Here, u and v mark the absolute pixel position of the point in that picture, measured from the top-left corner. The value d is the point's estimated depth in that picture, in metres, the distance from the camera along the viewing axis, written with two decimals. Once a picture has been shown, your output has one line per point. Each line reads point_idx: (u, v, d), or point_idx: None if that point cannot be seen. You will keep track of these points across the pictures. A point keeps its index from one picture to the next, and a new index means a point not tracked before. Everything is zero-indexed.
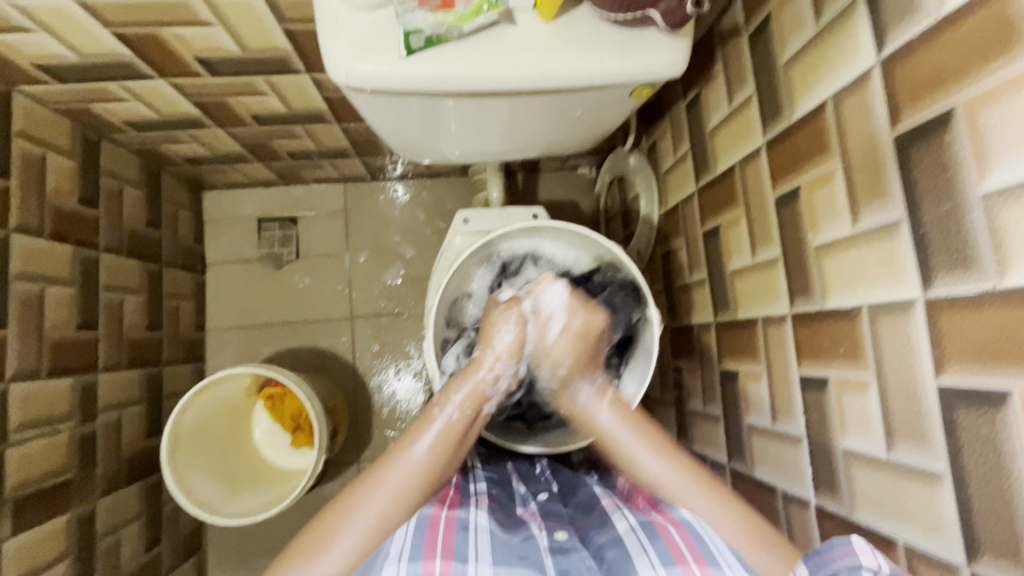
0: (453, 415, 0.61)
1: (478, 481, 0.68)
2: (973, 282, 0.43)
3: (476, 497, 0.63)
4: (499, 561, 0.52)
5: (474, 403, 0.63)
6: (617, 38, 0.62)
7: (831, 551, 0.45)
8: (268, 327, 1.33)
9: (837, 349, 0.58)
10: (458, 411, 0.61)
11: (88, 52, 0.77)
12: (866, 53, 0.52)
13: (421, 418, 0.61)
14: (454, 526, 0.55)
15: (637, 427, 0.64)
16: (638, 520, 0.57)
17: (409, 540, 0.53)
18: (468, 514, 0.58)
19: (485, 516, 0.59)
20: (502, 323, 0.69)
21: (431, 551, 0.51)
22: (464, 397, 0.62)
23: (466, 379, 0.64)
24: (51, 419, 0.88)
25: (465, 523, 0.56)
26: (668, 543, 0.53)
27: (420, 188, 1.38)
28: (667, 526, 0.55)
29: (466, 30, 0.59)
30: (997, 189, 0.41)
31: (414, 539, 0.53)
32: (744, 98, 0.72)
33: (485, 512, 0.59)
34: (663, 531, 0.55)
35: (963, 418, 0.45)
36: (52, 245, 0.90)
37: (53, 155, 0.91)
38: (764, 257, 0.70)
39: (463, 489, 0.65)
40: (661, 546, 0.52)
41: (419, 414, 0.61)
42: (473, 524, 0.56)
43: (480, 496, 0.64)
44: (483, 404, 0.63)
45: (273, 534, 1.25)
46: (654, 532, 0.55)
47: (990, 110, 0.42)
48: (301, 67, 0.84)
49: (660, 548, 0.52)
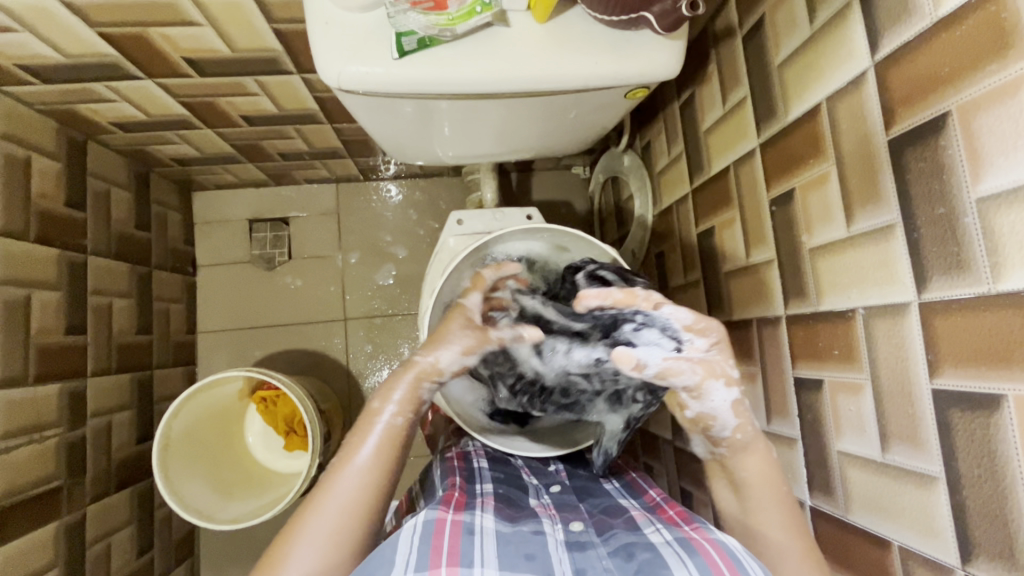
0: (392, 419, 0.63)
1: (485, 481, 0.68)
2: (966, 287, 0.44)
3: (482, 498, 0.62)
4: (507, 566, 0.50)
5: (413, 405, 0.64)
6: (611, 39, 0.62)
7: None
8: (260, 329, 1.32)
9: (832, 351, 0.58)
10: (396, 415, 0.63)
11: (72, 52, 0.76)
12: (859, 56, 0.53)
13: (360, 427, 0.63)
14: (459, 531, 0.53)
15: (777, 497, 0.61)
16: (673, 535, 0.55)
17: (416, 549, 0.51)
18: (474, 518, 0.56)
19: (491, 519, 0.57)
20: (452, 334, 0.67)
21: (437, 560, 0.49)
22: (402, 400, 0.64)
23: (398, 380, 0.65)
24: (38, 427, 0.86)
25: (472, 527, 0.55)
26: (707, 558, 0.50)
27: (413, 188, 1.37)
28: (703, 541, 0.53)
29: (459, 32, 0.58)
30: (990, 193, 0.41)
31: (421, 548, 0.50)
32: (738, 99, 0.72)
33: (491, 515, 0.58)
34: (700, 546, 0.52)
35: (957, 421, 0.45)
36: (37, 249, 0.89)
37: (39, 157, 0.90)
38: (758, 259, 0.70)
39: (469, 490, 0.65)
40: (700, 562, 0.50)
41: (358, 422, 0.63)
42: (479, 527, 0.55)
43: (486, 497, 0.63)
44: (422, 404, 0.65)
45: (267, 538, 1.24)
46: (691, 547, 0.52)
47: (984, 114, 0.42)
48: (292, 67, 0.83)
49: (699, 563, 0.50)
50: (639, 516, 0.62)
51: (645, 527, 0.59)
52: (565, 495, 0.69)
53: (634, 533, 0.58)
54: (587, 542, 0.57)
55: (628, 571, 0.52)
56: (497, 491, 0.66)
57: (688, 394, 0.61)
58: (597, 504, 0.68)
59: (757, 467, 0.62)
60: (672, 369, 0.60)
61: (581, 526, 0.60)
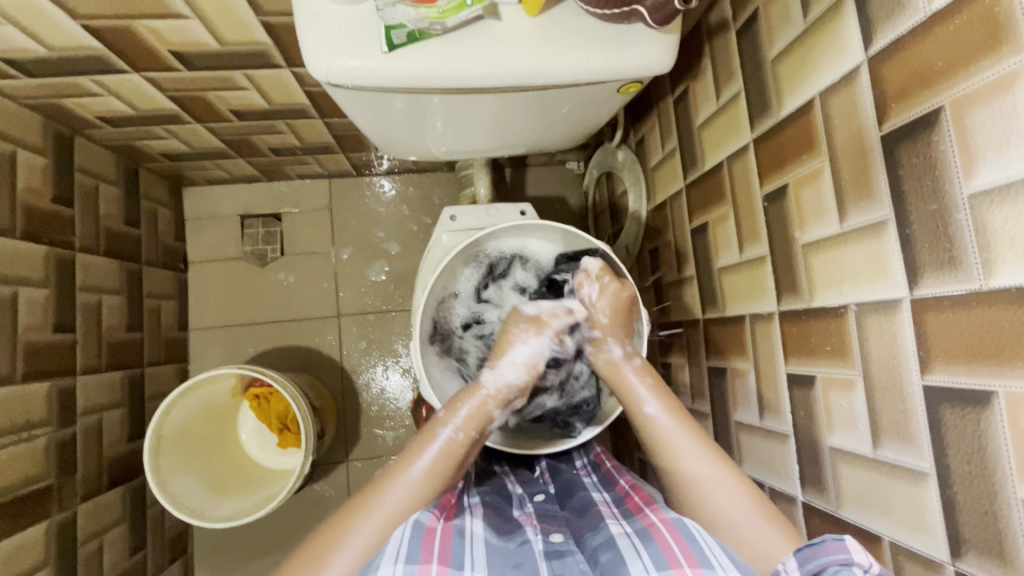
0: (456, 434, 0.63)
1: (471, 493, 0.67)
2: (958, 283, 0.43)
3: (471, 507, 0.62)
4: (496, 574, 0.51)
5: (478, 424, 0.64)
6: (604, 32, 0.61)
7: (823, 548, 0.46)
8: (253, 325, 1.31)
9: (824, 347, 0.58)
10: (461, 432, 0.63)
11: (57, 45, 0.75)
12: (852, 51, 0.52)
13: (423, 436, 0.63)
14: (450, 533, 0.54)
15: (683, 426, 0.63)
16: (632, 527, 0.56)
17: (408, 542, 0.51)
18: (464, 522, 0.57)
19: (480, 523, 0.58)
20: (519, 339, 0.70)
21: (428, 556, 0.50)
22: (469, 416, 0.64)
23: (466, 396, 0.65)
24: (27, 425, 0.86)
25: (463, 529, 0.55)
26: (662, 545, 0.51)
27: (406, 183, 1.36)
28: (660, 527, 0.54)
29: (450, 25, 0.58)
30: (982, 188, 0.41)
31: (412, 540, 0.51)
32: (732, 94, 0.72)
33: (480, 520, 0.58)
34: (655, 533, 0.53)
35: (948, 417, 0.45)
36: (24, 246, 0.87)
37: (24, 152, 0.88)
38: (752, 254, 0.70)
39: (459, 498, 0.64)
40: (654, 550, 0.51)
41: (421, 431, 0.63)
42: (469, 532, 0.55)
43: (475, 506, 0.63)
44: (487, 424, 0.65)
45: (261, 535, 1.24)
46: (648, 537, 0.53)
47: (976, 111, 0.41)
48: (282, 61, 0.81)
49: (653, 552, 0.51)
50: (604, 510, 0.63)
51: (605, 520, 0.60)
52: (548, 504, 0.69)
53: (596, 530, 0.58)
54: (565, 551, 0.56)
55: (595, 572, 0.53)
56: (484, 500, 0.66)
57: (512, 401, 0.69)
58: (575, 504, 0.68)
59: (658, 402, 0.65)
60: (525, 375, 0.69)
61: (560, 537, 0.59)
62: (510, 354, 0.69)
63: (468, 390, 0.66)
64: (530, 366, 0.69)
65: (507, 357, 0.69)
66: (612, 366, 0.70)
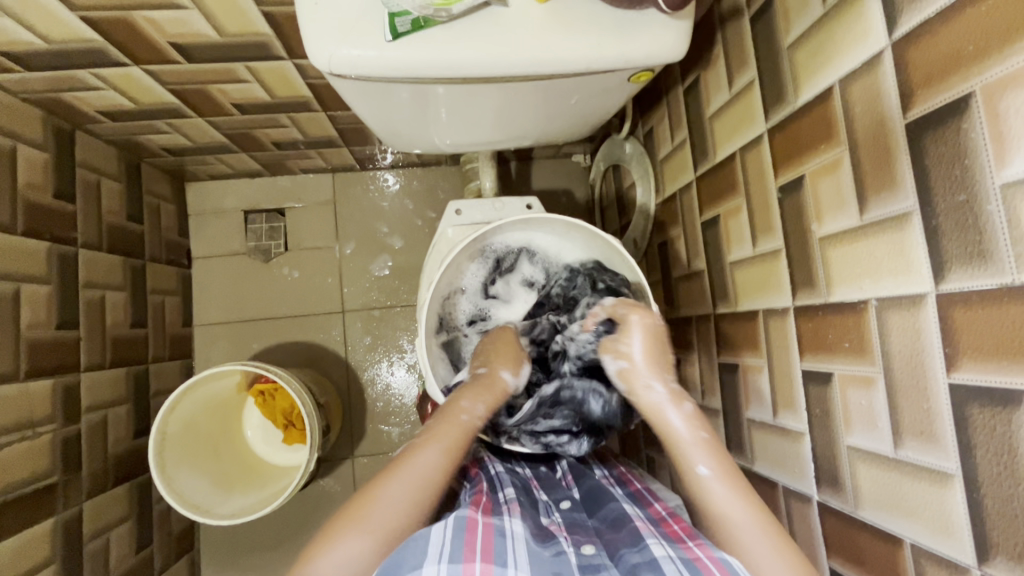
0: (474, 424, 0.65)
1: (506, 488, 0.66)
2: (989, 277, 0.41)
3: (508, 506, 0.60)
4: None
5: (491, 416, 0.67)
6: (614, 18, 0.59)
7: None
8: (257, 321, 1.30)
9: (842, 343, 0.56)
10: (477, 416, 0.65)
11: (55, 37, 0.73)
12: (875, 36, 0.50)
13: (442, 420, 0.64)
14: (492, 532, 0.53)
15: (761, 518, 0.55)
16: (676, 552, 0.52)
17: (449, 541, 0.50)
18: (503, 521, 0.56)
19: (520, 524, 0.56)
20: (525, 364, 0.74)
21: (471, 555, 0.49)
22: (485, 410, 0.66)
23: (486, 388, 0.68)
24: (32, 422, 0.85)
25: (504, 529, 0.54)
26: None
27: (411, 177, 1.34)
28: (708, 560, 0.50)
29: (455, 12, 0.56)
30: (1015, 178, 0.39)
31: (454, 541, 0.50)
32: (745, 83, 0.70)
33: (520, 520, 0.57)
34: (702, 564, 0.50)
35: (976, 417, 0.43)
36: (25, 241, 0.86)
37: (24, 146, 0.87)
38: (765, 248, 0.68)
39: (494, 498, 0.63)
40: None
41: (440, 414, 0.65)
42: (510, 531, 0.54)
43: (511, 505, 0.61)
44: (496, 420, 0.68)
45: (267, 531, 1.24)
46: (693, 567, 0.50)
47: (1010, 96, 0.39)
48: (283, 52, 0.80)
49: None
50: (643, 527, 0.59)
51: (647, 538, 0.56)
52: (574, 512, 0.67)
53: (636, 548, 0.55)
54: (600, 566, 0.54)
55: None
56: (519, 498, 0.64)
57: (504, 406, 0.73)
58: (607, 516, 0.65)
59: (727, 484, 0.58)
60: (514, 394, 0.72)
61: (592, 549, 0.57)
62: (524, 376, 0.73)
63: (480, 381, 0.69)
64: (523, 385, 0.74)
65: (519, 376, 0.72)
66: (658, 406, 0.65)
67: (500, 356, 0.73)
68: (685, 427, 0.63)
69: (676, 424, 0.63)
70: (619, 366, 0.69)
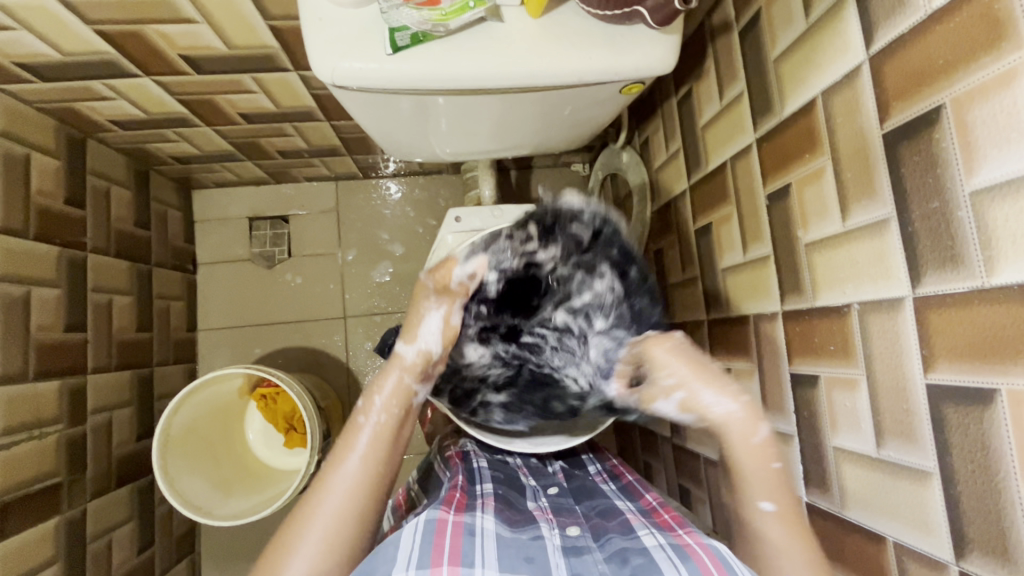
0: (381, 419, 0.65)
1: (484, 482, 0.68)
2: (962, 281, 0.43)
3: (482, 500, 0.62)
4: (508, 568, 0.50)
5: (400, 402, 0.67)
6: (605, 33, 0.61)
7: None
8: (260, 327, 1.33)
9: (828, 346, 0.58)
10: (381, 413, 0.65)
11: (70, 50, 0.76)
12: (854, 51, 0.52)
13: (348, 431, 0.65)
14: (461, 531, 0.53)
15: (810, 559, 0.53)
16: (666, 539, 0.55)
17: (418, 547, 0.51)
18: (475, 518, 0.56)
19: (491, 520, 0.57)
20: (430, 309, 0.72)
21: (438, 559, 0.49)
22: (388, 398, 0.66)
23: (385, 379, 0.68)
24: (39, 422, 0.87)
25: (473, 528, 0.54)
26: (700, 564, 0.49)
27: (412, 186, 1.37)
28: (697, 547, 0.52)
29: (453, 26, 0.58)
30: (984, 186, 0.41)
31: (423, 545, 0.51)
32: (735, 95, 0.72)
33: (491, 516, 0.58)
34: (692, 551, 0.51)
35: (952, 416, 0.45)
36: (36, 246, 0.89)
37: (38, 154, 0.90)
38: (755, 255, 0.70)
39: (469, 491, 0.64)
40: (692, 566, 0.49)
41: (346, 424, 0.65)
42: (480, 529, 0.55)
43: (486, 499, 0.63)
44: (410, 399, 0.68)
45: (267, 535, 1.25)
46: (684, 552, 0.52)
47: (977, 108, 0.41)
48: (289, 65, 0.83)
49: (691, 568, 0.49)
50: (633, 519, 0.62)
51: (638, 529, 0.59)
52: (561, 498, 0.71)
53: (627, 536, 0.58)
54: (583, 547, 0.57)
55: None
56: (497, 491, 0.66)
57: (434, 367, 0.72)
58: (595, 506, 0.69)
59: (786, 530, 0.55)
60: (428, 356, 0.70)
61: (576, 531, 0.61)
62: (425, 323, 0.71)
63: (383, 371, 0.69)
64: (445, 333, 0.72)
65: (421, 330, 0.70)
66: (722, 425, 0.61)
67: (400, 328, 0.73)
68: (756, 450, 0.58)
69: (744, 453, 0.59)
70: (683, 394, 0.63)
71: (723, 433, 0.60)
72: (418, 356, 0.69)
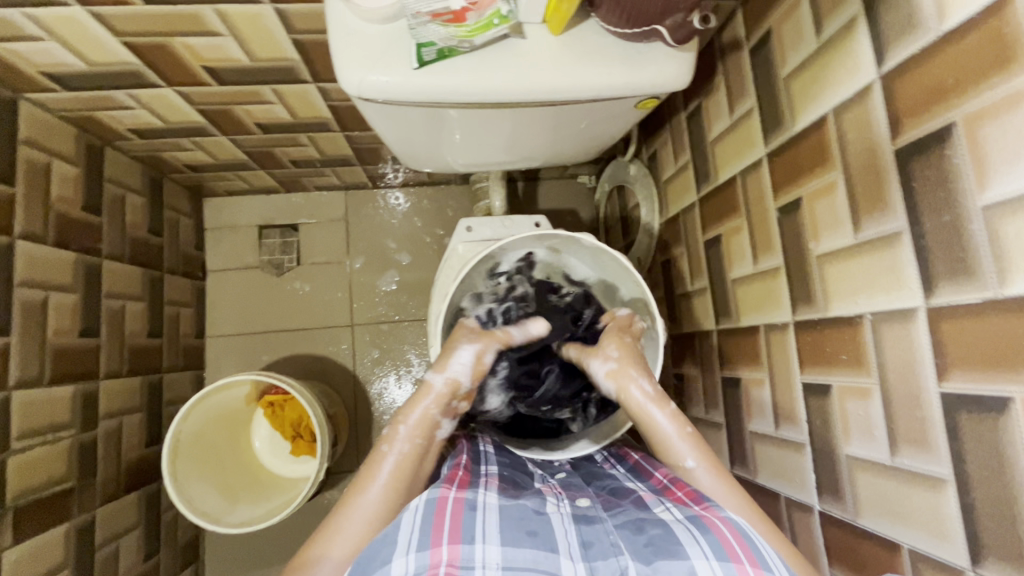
0: (404, 448, 0.66)
1: (488, 463, 0.70)
2: (974, 292, 0.45)
3: (485, 478, 0.64)
4: (509, 541, 0.52)
5: (424, 432, 0.68)
6: (623, 50, 0.63)
7: None
8: (269, 334, 1.33)
9: (840, 356, 0.59)
10: (407, 442, 0.66)
11: (96, 60, 0.78)
12: (865, 70, 0.54)
13: (371, 458, 0.65)
14: (461, 508, 0.55)
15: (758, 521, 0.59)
16: (684, 513, 0.57)
17: (419, 528, 0.52)
18: (477, 495, 0.58)
19: (494, 496, 0.59)
20: (462, 344, 0.73)
21: (439, 537, 0.51)
22: (413, 428, 0.67)
23: (417, 402, 0.69)
24: (53, 427, 0.87)
25: (475, 503, 0.56)
26: (719, 535, 0.51)
27: (420, 196, 1.39)
28: (715, 518, 0.54)
29: (477, 43, 0.60)
30: (995, 201, 0.43)
31: (423, 526, 0.52)
32: (745, 110, 0.74)
33: (494, 493, 0.59)
34: (711, 523, 0.53)
35: (966, 424, 0.46)
36: (54, 252, 0.90)
37: (59, 161, 0.92)
38: (765, 266, 0.71)
39: (473, 470, 0.66)
40: (712, 539, 0.51)
41: (369, 452, 0.66)
42: (481, 504, 0.56)
43: (489, 478, 0.64)
44: (435, 429, 0.69)
45: (272, 543, 1.24)
46: (703, 524, 0.54)
47: (989, 125, 0.43)
48: (309, 76, 0.85)
49: (711, 540, 0.51)
50: (648, 496, 0.63)
51: (654, 505, 0.60)
52: (571, 478, 0.72)
53: (643, 510, 0.60)
54: (594, 516, 0.59)
55: (638, 543, 0.53)
56: (501, 472, 0.68)
57: (462, 400, 0.72)
58: (604, 486, 0.71)
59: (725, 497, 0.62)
60: (457, 385, 0.71)
61: (587, 502, 0.62)
62: (455, 354, 0.72)
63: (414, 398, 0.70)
64: (474, 368, 0.72)
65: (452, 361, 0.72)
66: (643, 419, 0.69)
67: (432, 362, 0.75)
68: (671, 424, 0.67)
69: (663, 425, 0.68)
70: (609, 367, 0.72)
71: (641, 411, 0.69)
72: (446, 386, 0.70)
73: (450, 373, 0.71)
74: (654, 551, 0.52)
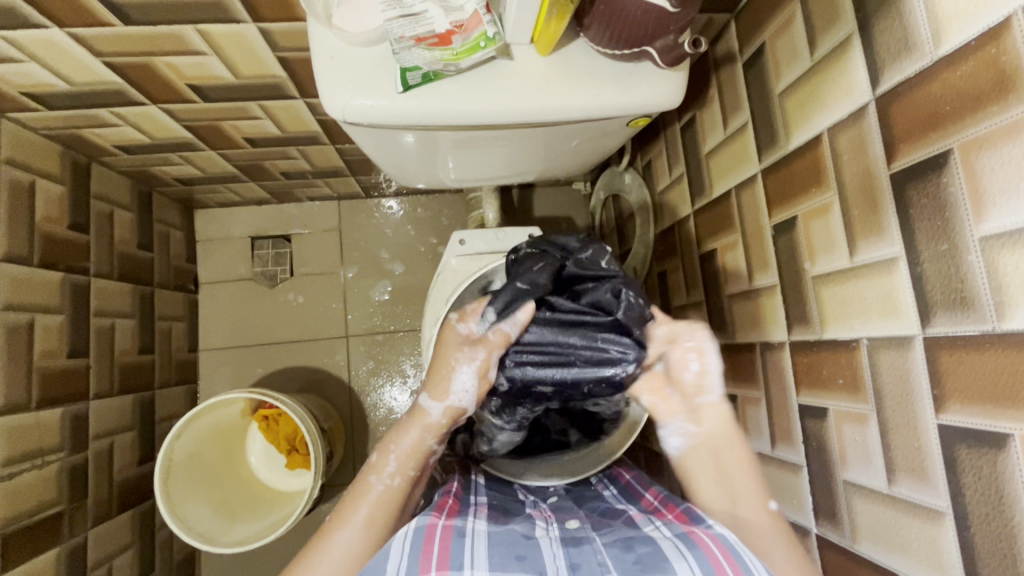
0: (391, 480, 0.63)
1: (478, 493, 0.69)
2: (973, 324, 0.44)
3: (475, 507, 0.63)
4: (498, 566, 0.51)
5: (414, 464, 0.64)
6: (614, 70, 0.62)
7: None
8: (262, 347, 1.32)
9: (837, 380, 0.58)
10: (396, 474, 0.63)
11: (78, 80, 0.76)
12: (860, 90, 0.53)
13: (358, 486, 0.63)
14: (450, 534, 0.54)
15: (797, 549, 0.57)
16: (674, 531, 0.56)
17: (407, 555, 0.51)
18: (465, 522, 0.57)
19: (482, 522, 0.58)
20: (458, 363, 0.66)
21: (427, 564, 0.50)
22: (404, 459, 0.64)
23: (407, 432, 0.65)
24: (41, 451, 0.86)
25: (464, 530, 0.55)
26: (707, 551, 0.50)
27: (413, 205, 1.37)
28: (705, 536, 0.53)
29: (463, 66, 0.59)
30: (994, 233, 0.42)
31: (412, 553, 0.51)
32: (739, 124, 0.73)
33: (483, 519, 0.58)
34: (699, 540, 0.52)
35: (964, 458, 0.45)
36: (40, 272, 0.89)
37: (44, 181, 0.90)
38: (761, 284, 0.70)
39: (463, 499, 0.65)
40: (699, 556, 0.50)
41: (357, 480, 0.63)
42: (471, 530, 0.55)
43: (479, 506, 0.63)
44: (424, 461, 0.65)
45: (269, 558, 1.24)
46: (691, 541, 0.53)
47: (986, 155, 0.42)
48: (296, 92, 0.83)
49: (698, 556, 0.50)
50: (637, 515, 0.64)
51: (644, 525, 0.60)
52: (562, 501, 0.72)
53: (633, 529, 0.59)
54: (582, 537, 0.58)
55: (627, 562, 0.52)
56: (490, 501, 0.67)
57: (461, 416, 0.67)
58: (596, 507, 0.70)
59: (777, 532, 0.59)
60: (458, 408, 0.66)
61: (576, 524, 0.62)
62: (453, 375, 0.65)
63: (407, 422, 0.66)
64: (478, 383, 0.66)
65: (452, 384, 0.65)
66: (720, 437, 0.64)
67: (426, 374, 0.69)
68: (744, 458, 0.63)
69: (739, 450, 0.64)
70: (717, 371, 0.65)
71: (731, 434, 0.64)
72: (444, 415, 0.66)
73: (450, 395, 0.66)
74: (643, 569, 0.50)
